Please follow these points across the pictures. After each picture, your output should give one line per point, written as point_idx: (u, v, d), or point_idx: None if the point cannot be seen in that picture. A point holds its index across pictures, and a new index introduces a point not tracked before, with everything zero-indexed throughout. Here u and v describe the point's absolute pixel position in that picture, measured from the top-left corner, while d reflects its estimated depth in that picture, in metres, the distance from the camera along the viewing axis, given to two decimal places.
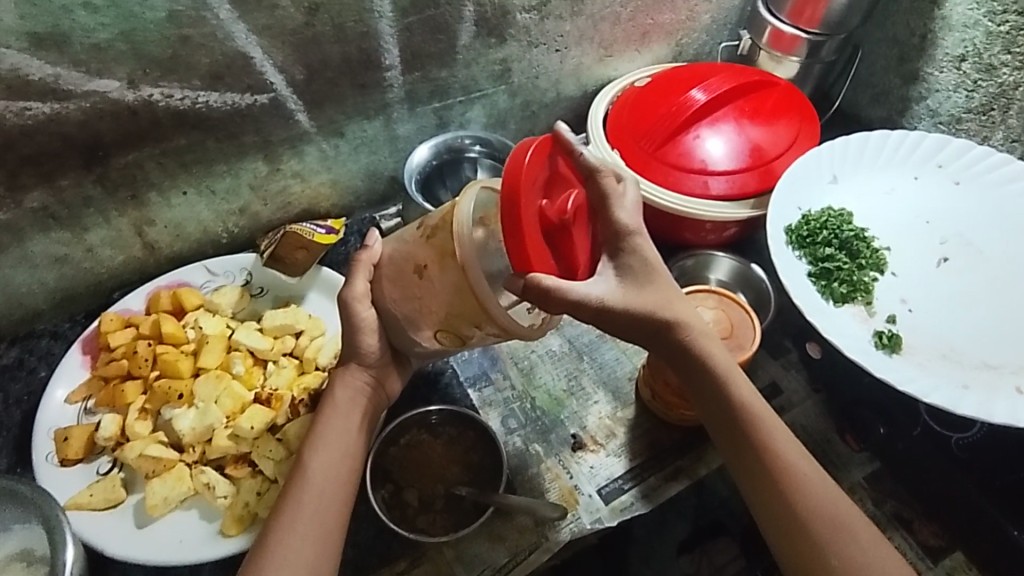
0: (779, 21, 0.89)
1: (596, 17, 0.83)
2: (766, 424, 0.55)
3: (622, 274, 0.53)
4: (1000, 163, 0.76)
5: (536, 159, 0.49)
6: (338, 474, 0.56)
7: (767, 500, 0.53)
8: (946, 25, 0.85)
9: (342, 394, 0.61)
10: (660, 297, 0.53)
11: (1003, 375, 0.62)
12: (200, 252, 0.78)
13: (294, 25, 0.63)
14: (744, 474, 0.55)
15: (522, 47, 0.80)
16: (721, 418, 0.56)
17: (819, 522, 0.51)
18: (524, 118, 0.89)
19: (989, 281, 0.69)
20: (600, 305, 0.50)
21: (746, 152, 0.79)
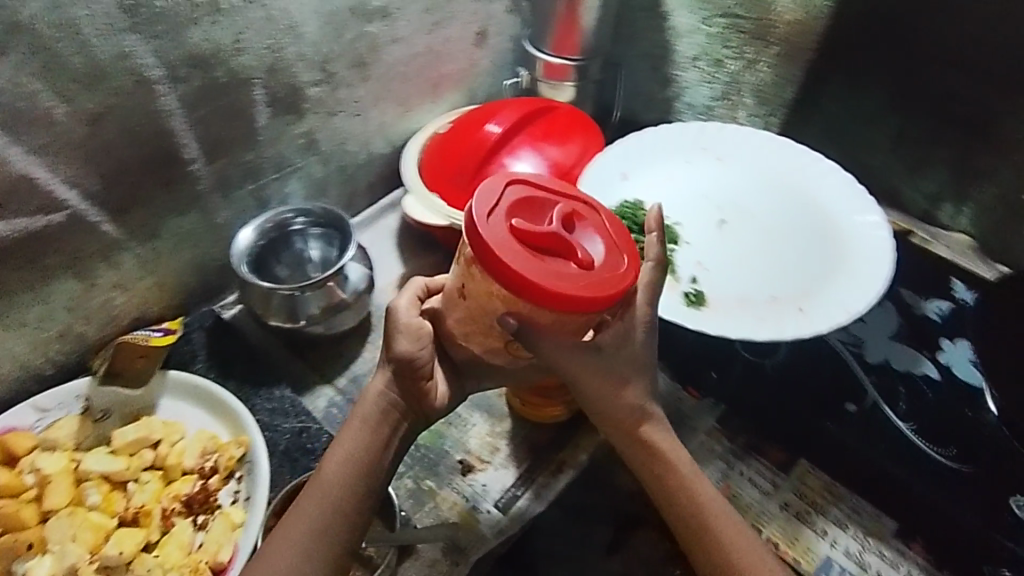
0: (546, 54, 1.02)
1: (386, 78, 0.90)
2: (719, 518, 0.61)
3: (617, 374, 0.61)
4: (743, 137, 0.93)
5: (485, 199, 0.52)
6: (351, 495, 0.57)
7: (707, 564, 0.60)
8: (677, 35, 1.03)
9: (371, 408, 0.61)
10: (635, 393, 0.62)
11: (783, 304, 0.75)
12: (21, 392, 0.73)
13: (79, 137, 0.63)
14: (688, 545, 0.61)
15: (321, 117, 0.85)
16: (671, 500, 0.62)
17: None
18: (343, 182, 0.93)
19: (759, 235, 0.83)
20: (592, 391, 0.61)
21: (544, 171, 0.89)
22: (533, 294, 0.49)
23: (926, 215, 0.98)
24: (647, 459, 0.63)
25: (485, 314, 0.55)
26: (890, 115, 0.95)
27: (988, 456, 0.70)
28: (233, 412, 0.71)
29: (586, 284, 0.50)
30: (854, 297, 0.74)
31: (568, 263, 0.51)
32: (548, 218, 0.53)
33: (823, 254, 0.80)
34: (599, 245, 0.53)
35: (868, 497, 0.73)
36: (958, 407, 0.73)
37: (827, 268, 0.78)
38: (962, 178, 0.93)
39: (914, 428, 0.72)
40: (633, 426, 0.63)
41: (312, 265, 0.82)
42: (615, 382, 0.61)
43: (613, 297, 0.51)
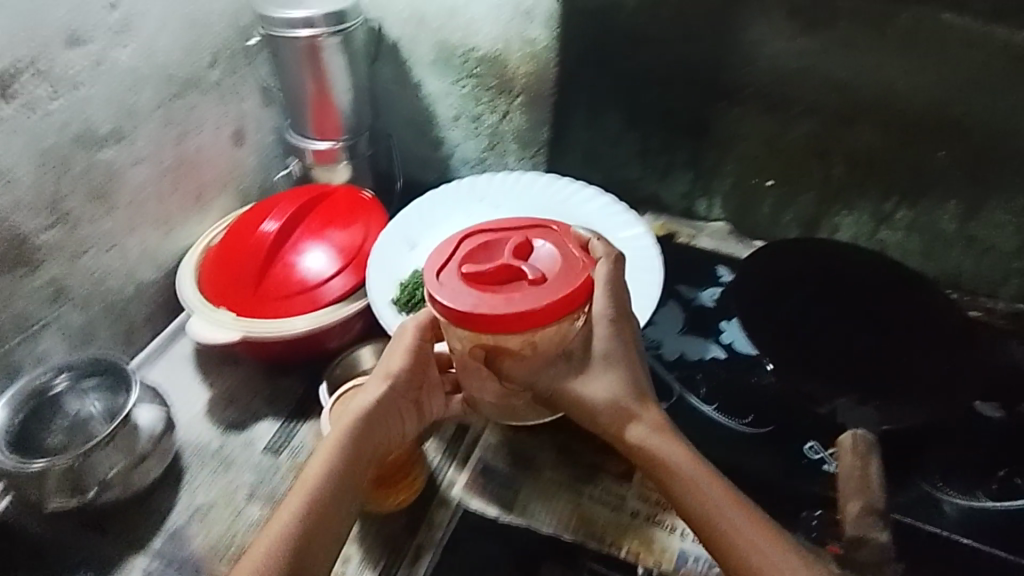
0: (313, 141, 1.03)
1: (136, 202, 0.85)
2: (723, 502, 0.60)
3: (608, 375, 0.64)
4: (512, 180, 0.99)
5: (442, 260, 0.64)
6: (332, 489, 0.61)
7: (719, 548, 0.59)
8: (433, 99, 1.09)
9: (360, 409, 0.66)
10: (615, 387, 0.64)
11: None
12: None
13: None
14: (699, 533, 0.61)
15: (64, 263, 0.79)
16: (681, 493, 0.61)
17: (728, 539, 0.59)
18: (114, 322, 0.86)
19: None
20: (580, 399, 0.64)
21: (331, 257, 0.89)
22: (471, 322, 0.60)
23: (687, 210, 1.15)
24: (642, 455, 0.63)
25: (467, 354, 0.66)
26: (631, 134, 1.09)
27: (776, 414, 0.80)
28: None
29: (543, 293, 0.59)
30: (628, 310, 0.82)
31: (506, 288, 0.61)
32: (500, 253, 0.64)
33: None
34: (553, 255, 0.64)
35: None
36: (747, 377, 0.83)
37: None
38: (702, 175, 1.10)
39: (719, 408, 0.81)
40: (623, 423, 0.64)
41: (95, 423, 0.73)
42: (596, 387, 0.64)
43: (582, 288, 0.61)
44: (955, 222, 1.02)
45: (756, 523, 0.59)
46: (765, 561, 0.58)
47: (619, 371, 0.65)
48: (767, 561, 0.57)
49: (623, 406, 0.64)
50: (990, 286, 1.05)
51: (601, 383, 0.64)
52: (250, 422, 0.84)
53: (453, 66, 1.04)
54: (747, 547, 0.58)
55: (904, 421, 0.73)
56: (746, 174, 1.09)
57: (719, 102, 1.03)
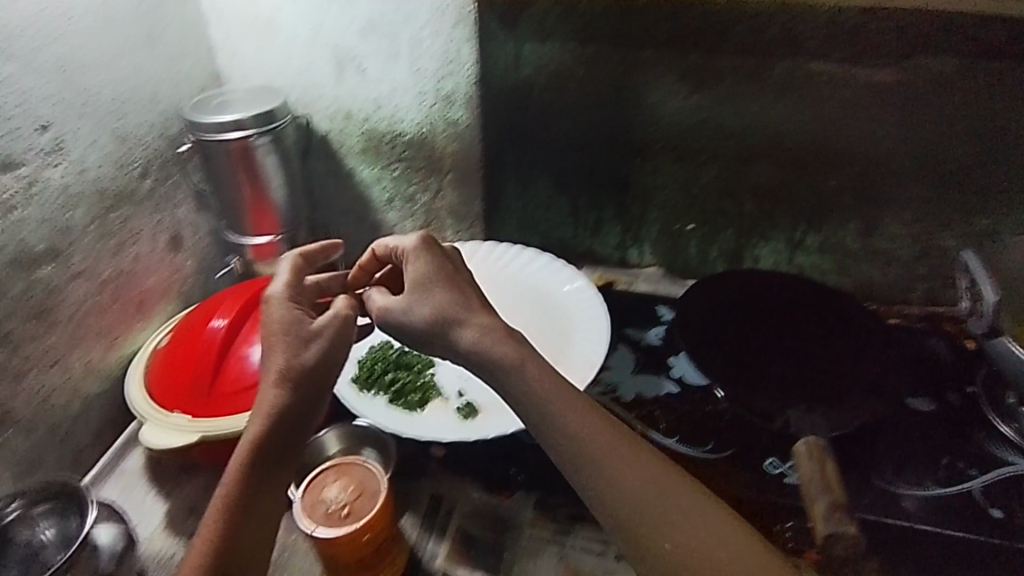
0: (251, 238, 1.05)
1: (77, 319, 0.85)
2: (590, 434, 0.57)
3: (426, 283, 0.64)
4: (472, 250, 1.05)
5: None
6: (254, 485, 0.59)
7: (619, 475, 0.55)
8: (366, 184, 1.12)
9: (276, 353, 0.62)
10: (436, 301, 0.62)
11: (569, 345, 0.90)
12: None
13: None
14: (597, 462, 0.56)
15: (8, 386, 0.77)
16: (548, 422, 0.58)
17: (644, 469, 0.56)
18: (60, 442, 0.84)
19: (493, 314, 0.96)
20: (416, 302, 0.63)
21: None
22: None
23: (622, 261, 1.18)
24: (488, 359, 0.59)
25: None
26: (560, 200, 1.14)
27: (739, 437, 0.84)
28: None
29: None
30: (574, 292, 0.98)
31: None
32: None
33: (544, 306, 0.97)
34: None
35: None
36: (701, 406, 0.88)
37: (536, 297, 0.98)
38: (631, 225, 1.14)
39: (681, 439, 0.84)
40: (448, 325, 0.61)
41: (77, 522, 0.71)
42: (421, 297, 0.63)
43: None
44: (858, 237, 1.04)
45: (640, 467, 0.56)
46: (674, 524, 0.53)
47: (444, 292, 0.63)
48: (684, 515, 0.54)
49: (451, 300, 0.62)
50: (900, 290, 1.07)
51: (435, 291, 0.63)
52: None
53: (383, 152, 1.08)
54: (640, 511, 0.54)
55: (848, 425, 0.77)
56: (669, 219, 1.12)
57: (636, 158, 1.07)
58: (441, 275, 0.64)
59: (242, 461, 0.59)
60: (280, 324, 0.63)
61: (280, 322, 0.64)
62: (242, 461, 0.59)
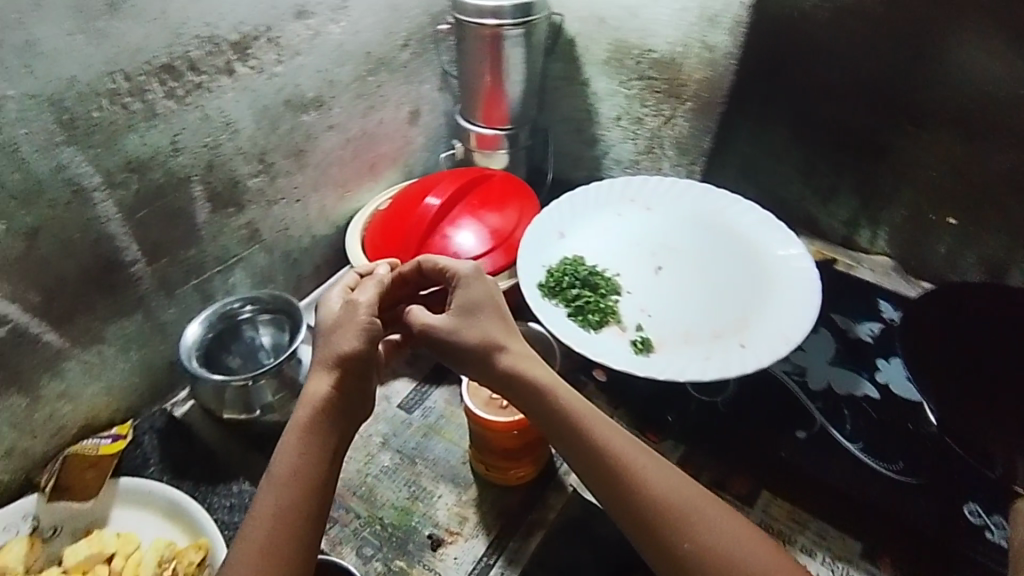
0: (478, 127, 1.06)
1: (324, 164, 0.92)
2: (606, 441, 0.58)
3: (472, 309, 0.62)
4: (687, 188, 0.96)
5: None
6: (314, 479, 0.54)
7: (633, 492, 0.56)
8: (598, 98, 1.09)
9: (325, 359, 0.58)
10: (481, 328, 0.61)
11: (764, 309, 0.81)
12: None
13: (15, 253, 0.63)
14: (614, 478, 0.56)
15: (263, 207, 0.86)
16: (569, 431, 0.58)
17: (661, 481, 0.56)
18: (288, 268, 0.94)
19: (693, 259, 0.89)
20: (472, 326, 0.61)
21: (488, 236, 0.92)
22: None
23: (848, 240, 1.03)
24: (522, 386, 0.60)
25: None
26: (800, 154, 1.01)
27: (935, 467, 0.73)
28: (190, 515, 0.69)
29: None
30: (787, 259, 0.86)
31: None
32: None
33: (749, 262, 0.87)
34: None
35: (831, 519, 0.74)
36: (901, 422, 0.77)
37: (742, 249, 0.88)
38: (870, 201, 0.98)
39: (863, 448, 0.75)
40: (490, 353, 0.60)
41: (291, 338, 0.81)
42: (471, 323, 0.61)
43: None
44: None
45: (657, 468, 0.57)
46: (695, 528, 0.55)
47: (494, 321, 0.62)
48: (704, 524, 0.55)
49: (500, 329, 0.62)
50: None
51: (478, 322, 0.61)
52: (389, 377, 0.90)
53: (625, 67, 1.04)
54: (662, 518, 0.55)
55: None
56: (921, 207, 0.94)
57: (907, 126, 0.90)
58: (489, 301, 0.63)
59: (290, 458, 0.55)
60: (328, 324, 0.61)
61: (329, 324, 0.61)
62: (291, 459, 0.55)
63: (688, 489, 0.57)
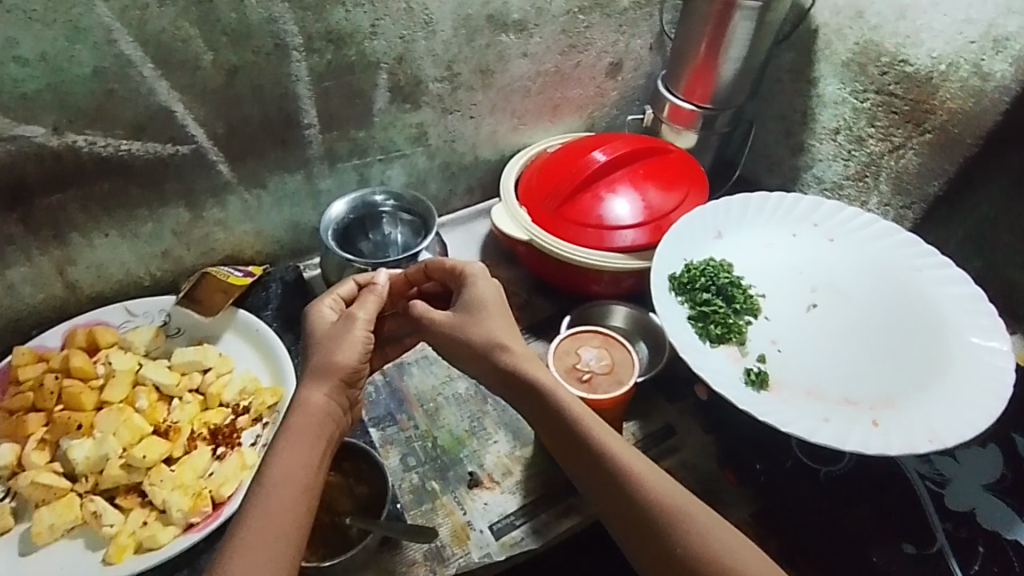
0: (676, 98, 0.98)
1: (508, 90, 0.92)
2: (599, 437, 0.58)
3: (474, 309, 0.65)
4: (885, 231, 0.82)
5: None
6: (303, 472, 0.55)
7: (620, 496, 0.55)
8: (822, 102, 0.92)
9: (311, 367, 0.61)
10: (484, 325, 0.64)
11: (921, 394, 0.67)
12: (138, 292, 0.82)
13: (215, 85, 0.70)
14: (603, 481, 0.56)
15: (437, 113, 0.88)
16: (563, 432, 0.59)
17: (645, 484, 0.55)
18: (444, 179, 0.97)
19: (861, 308, 0.76)
20: (477, 326, 0.64)
21: (641, 210, 0.86)
22: None
23: None
24: (521, 383, 0.61)
25: None
26: None
27: None
28: (279, 362, 0.76)
29: None
30: (979, 348, 0.70)
31: None
32: None
33: (926, 335, 0.72)
34: None
35: None
36: None
37: (925, 318, 0.73)
38: None
39: None
40: (490, 350, 0.62)
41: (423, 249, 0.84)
42: (472, 321, 0.64)
43: None
44: None
45: (648, 464, 0.57)
46: (686, 530, 0.53)
47: (501, 322, 0.64)
48: (693, 530, 0.53)
49: (499, 330, 0.63)
50: None
51: (478, 322, 0.64)
52: None
53: (866, 74, 0.86)
54: (647, 524, 0.54)
55: None
56: None
57: None
58: (493, 303, 0.65)
59: (275, 458, 0.55)
60: (319, 342, 0.63)
61: (321, 338, 0.63)
62: (276, 459, 0.55)
63: (682, 491, 0.56)
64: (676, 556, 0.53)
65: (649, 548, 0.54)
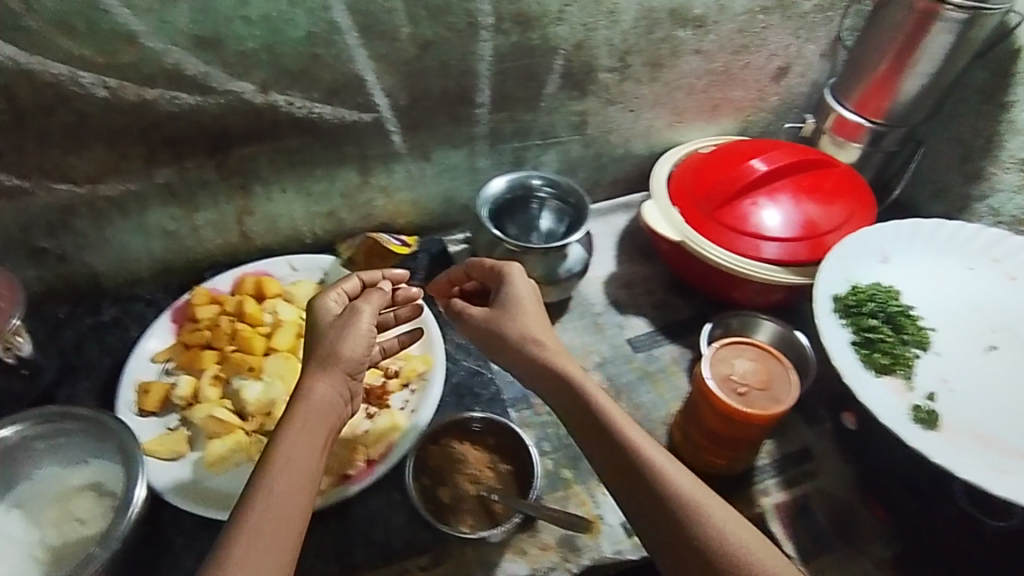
0: (844, 109, 0.93)
1: (673, 85, 0.90)
2: (624, 433, 0.56)
3: (507, 304, 0.66)
4: None
5: None
6: (303, 462, 0.53)
7: (643, 491, 0.53)
8: (1013, 129, 0.86)
9: (315, 357, 0.59)
10: (518, 321, 0.64)
11: None
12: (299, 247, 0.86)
13: (406, 57, 0.72)
14: (625, 476, 0.54)
15: (600, 103, 0.87)
16: (589, 426, 0.58)
17: (665, 481, 0.53)
18: (593, 168, 0.96)
19: None
20: (509, 322, 0.65)
21: (800, 224, 0.83)
22: None
23: None
24: (553, 377, 0.61)
25: None
26: None
27: None
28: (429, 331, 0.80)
29: None
30: None
31: None
32: None
33: None
34: None
35: None
36: None
37: None
38: None
39: None
40: (526, 344, 0.63)
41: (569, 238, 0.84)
42: (505, 314, 0.65)
43: None
44: None
45: (672, 460, 0.54)
46: (710, 531, 0.50)
47: (532, 319, 0.65)
48: (716, 530, 0.50)
49: (529, 326, 0.64)
50: None
51: (509, 315, 0.65)
52: (629, 312, 0.92)
53: None
54: (669, 521, 0.51)
55: None
56: None
57: None
58: (527, 300, 0.66)
59: (276, 445, 0.53)
60: (320, 332, 0.61)
61: (326, 326, 0.61)
62: (277, 446, 0.53)
63: (706, 492, 0.52)
64: (699, 559, 0.50)
65: (674, 549, 0.51)
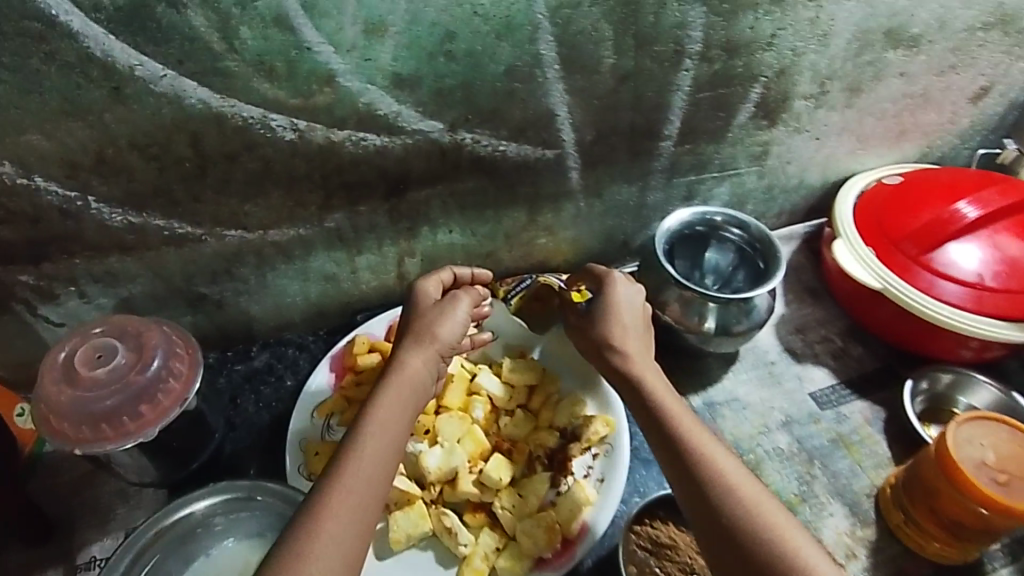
0: None
1: (865, 112, 0.80)
2: (700, 446, 0.53)
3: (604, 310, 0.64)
4: None
5: None
6: (392, 435, 0.51)
7: (711, 501, 0.50)
8: None
9: (411, 339, 0.59)
10: (625, 331, 0.62)
11: None
12: None
13: (603, 90, 0.64)
14: (694, 485, 0.51)
15: (787, 132, 0.78)
16: (666, 433, 0.55)
17: (739, 497, 0.49)
18: (762, 201, 0.87)
19: None
20: (606, 330, 0.63)
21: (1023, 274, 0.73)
22: None
23: None
24: (636, 387, 0.59)
25: None
26: None
27: None
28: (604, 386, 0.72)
29: None
30: None
31: None
32: None
33: None
34: None
35: None
36: None
37: None
38: None
39: None
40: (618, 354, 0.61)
41: (739, 277, 0.79)
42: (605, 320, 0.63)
43: None
44: None
45: (748, 475, 0.51)
46: (784, 550, 0.46)
47: (633, 330, 0.63)
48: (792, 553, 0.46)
49: (621, 334, 0.62)
50: None
51: (610, 323, 0.63)
52: (809, 360, 0.83)
53: None
54: (737, 535, 0.48)
55: None
56: None
57: None
58: (634, 309, 0.64)
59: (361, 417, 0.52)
60: (420, 313, 0.61)
61: (426, 309, 0.61)
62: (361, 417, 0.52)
63: (784, 515, 0.49)
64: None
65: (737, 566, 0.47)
